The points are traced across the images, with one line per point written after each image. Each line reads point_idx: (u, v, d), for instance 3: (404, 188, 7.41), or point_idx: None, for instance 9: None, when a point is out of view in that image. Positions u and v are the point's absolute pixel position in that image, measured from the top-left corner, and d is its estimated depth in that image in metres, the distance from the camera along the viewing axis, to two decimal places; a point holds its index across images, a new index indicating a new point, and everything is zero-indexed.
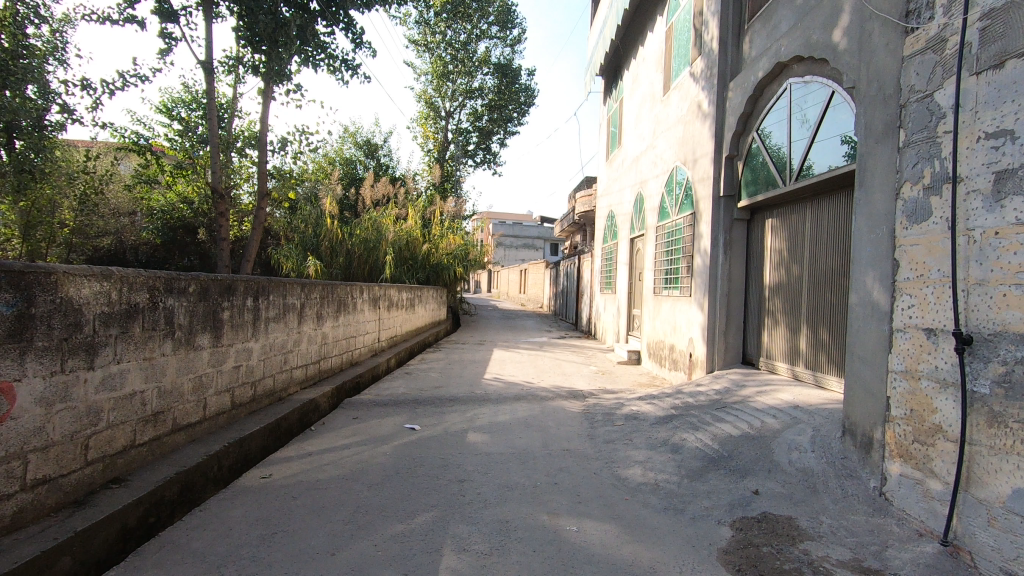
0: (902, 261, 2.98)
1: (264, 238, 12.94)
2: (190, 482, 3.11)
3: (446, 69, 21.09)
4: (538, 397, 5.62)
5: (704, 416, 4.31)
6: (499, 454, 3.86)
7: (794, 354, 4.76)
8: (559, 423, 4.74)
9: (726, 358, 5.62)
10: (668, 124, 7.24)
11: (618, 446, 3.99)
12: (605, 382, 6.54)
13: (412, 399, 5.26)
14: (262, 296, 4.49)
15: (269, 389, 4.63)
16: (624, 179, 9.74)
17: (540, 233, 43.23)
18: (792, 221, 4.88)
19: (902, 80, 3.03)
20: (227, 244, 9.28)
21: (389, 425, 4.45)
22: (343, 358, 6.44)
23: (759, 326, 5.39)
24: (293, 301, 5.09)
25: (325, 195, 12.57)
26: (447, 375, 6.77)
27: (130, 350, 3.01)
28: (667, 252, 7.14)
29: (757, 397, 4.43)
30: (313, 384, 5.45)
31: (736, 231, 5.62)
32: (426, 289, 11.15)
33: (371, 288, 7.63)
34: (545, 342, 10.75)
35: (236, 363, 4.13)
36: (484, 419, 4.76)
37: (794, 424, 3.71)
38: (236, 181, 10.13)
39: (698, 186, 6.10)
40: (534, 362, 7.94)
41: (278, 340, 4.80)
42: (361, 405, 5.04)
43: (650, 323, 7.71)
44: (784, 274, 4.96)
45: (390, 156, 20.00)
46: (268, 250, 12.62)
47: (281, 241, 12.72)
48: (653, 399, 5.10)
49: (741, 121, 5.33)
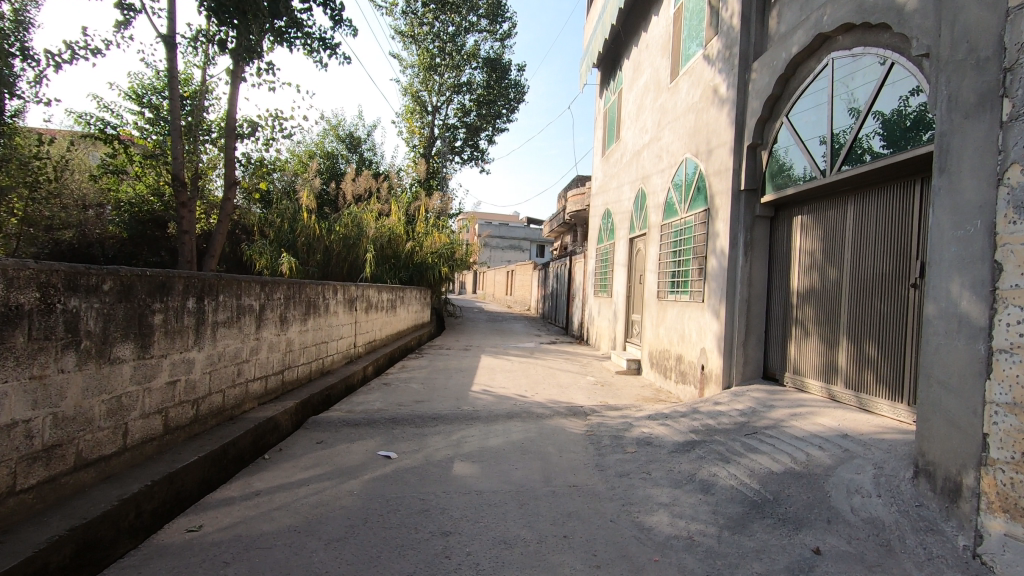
0: (1008, 264, 2.36)
1: (237, 233, 12.09)
2: (91, 539, 2.37)
3: (433, 62, 20.37)
4: (534, 415, 4.95)
5: (733, 444, 3.66)
6: (492, 491, 3.16)
7: (830, 371, 4.15)
8: (560, 448, 4.06)
9: (746, 373, 5.00)
10: (677, 114, 6.63)
11: (635, 482, 3.32)
12: (606, 396, 5.88)
13: (388, 417, 4.55)
14: (209, 296, 3.75)
15: (217, 407, 3.89)
16: (623, 175, 9.11)
17: (527, 235, 42.58)
18: (829, 218, 4.26)
19: (1007, 38, 2.41)
20: (190, 238, 8.46)
21: (359, 452, 3.73)
22: (312, 366, 5.70)
23: (784, 337, 4.78)
24: (250, 302, 4.35)
25: (302, 188, 11.75)
26: (430, 386, 6.06)
27: (8, 368, 2.28)
28: (673, 253, 6.52)
29: (792, 422, 3.80)
30: (274, 399, 4.71)
31: (758, 230, 5.00)
32: (409, 291, 10.38)
33: (348, 288, 6.89)
34: (536, 348, 10.09)
35: (173, 377, 3.39)
36: (472, 443, 4.07)
37: (848, 459, 3.08)
38: (204, 169, 9.31)
39: (713, 180, 5.49)
40: (525, 372, 7.26)
41: (230, 349, 4.06)
42: (328, 424, 4.31)
43: (652, 331, 7.08)
44: (819, 278, 4.34)
45: (374, 151, 19.21)
46: (240, 246, 11.78)
47: (254, 237, 11.88)
48: (667, 420, 4.46)
49: (768, 105, 4.72)
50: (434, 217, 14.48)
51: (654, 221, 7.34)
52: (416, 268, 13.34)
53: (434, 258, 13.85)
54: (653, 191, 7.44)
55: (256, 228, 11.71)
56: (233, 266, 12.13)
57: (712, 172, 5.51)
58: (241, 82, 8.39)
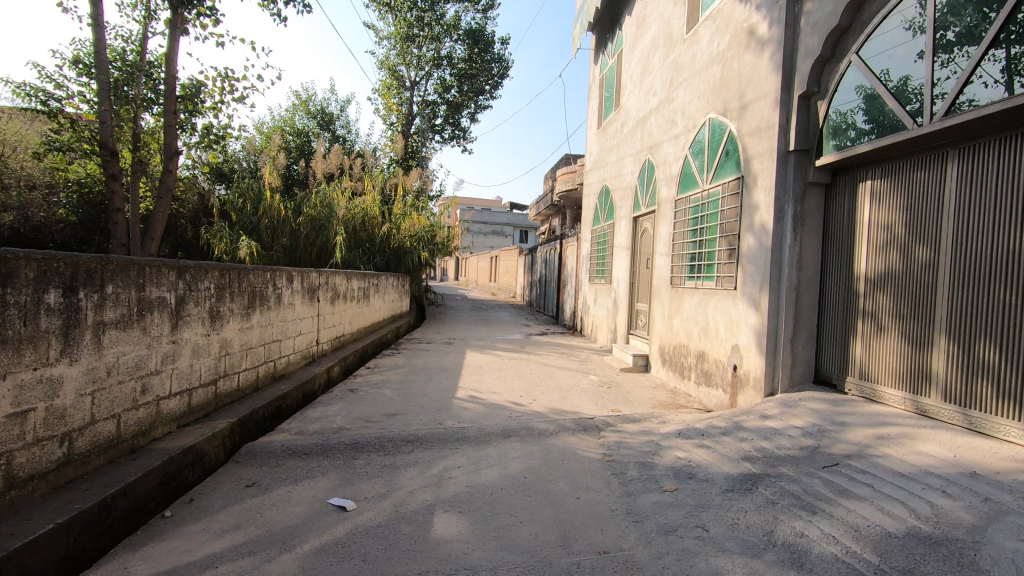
0: None
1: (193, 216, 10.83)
2: None
3: (411, 33, 19.05)
4: (536, 432, 3.98)
5: (810, 483, 2.72)
6: (491, 568, 2.18)
7: (915, 378, 3.27)
8: (576, 483, 3.10)
9: (794, 378, 4.09)
10: (696, 68, 5.64)
11: (689, 545, 2.37)
12: (618, 403, 4.94)
13: (350, 440, 3.53)
14: (89, 286, 2.69)
15: (108, 438, 2.84)
16: (624, 146, 8.12)
17: (509, 220, 41.48)
18: (915, 182, 3.35)
19: None
20: (123, 217, 7.23)
21: (304, 501, 2.71)
22: (259, 372, 4.64)
23: (843, 332, 3.87)
24: (161, 294, 3.27)
25: (265, 164, 10.50)
26: (406, 392, 5.05)
27: None
28: (692, 232, 5.57)
29: (881, 450, 2.87)
30: (202, 419, 3.65)
31: (810, 201, 4.06)
32: (383, 277, 9.27)
33: (307, 274, 5.79)
34: (526, 341, 9.12)
35: (21, 407, 2.32)
36: (459, 479, 3.08)
37: (998, 516, 2.16)
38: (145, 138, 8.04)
39: (749, 142, 4.54)
40: (518, 371, 6.29)
41: (128, 358, 3.00)
42: (270, 454, 3.28)
43: (664, 325, 6.15)
44: (900, 259, 3.43)
45: (348, 128, 17.90)
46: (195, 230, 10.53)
47: (212, 218, 10.64)
48: (707, 442, 3.52)
49: (830, 41, 3.76)
50: (413, 198, 13.25)
51: (665, 196, 6.38)
52: (392, 253, 11.98)
53: (412, 242, 12.42)
54: (663, 162, 6.46)
55: (214, 210, 10.45)
56: (190, 252, 10.89)
57: (748, 132, 4.56)
58: (182, 34, 7.16)
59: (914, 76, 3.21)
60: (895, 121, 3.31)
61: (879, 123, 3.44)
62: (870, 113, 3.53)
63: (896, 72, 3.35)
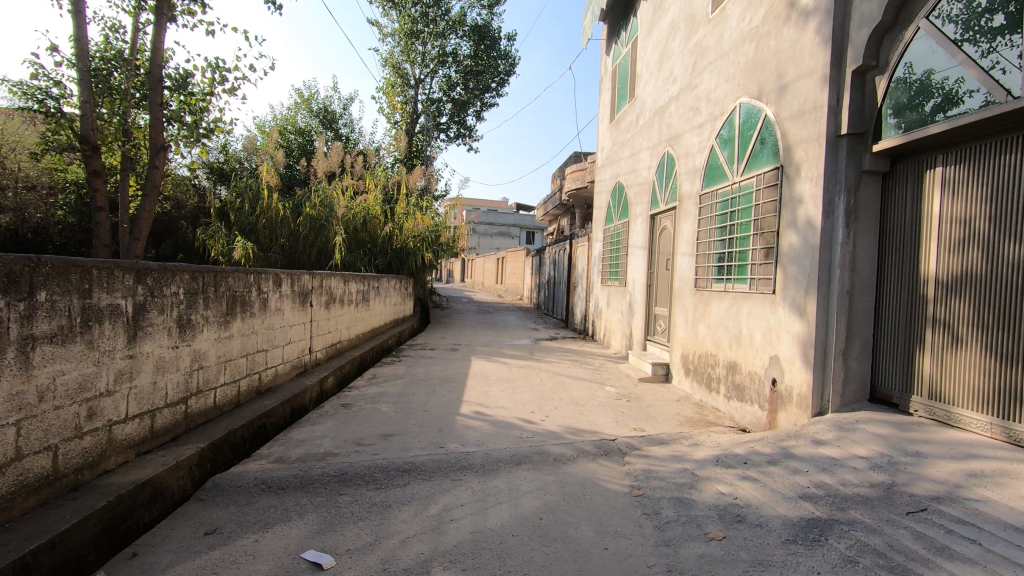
0: None
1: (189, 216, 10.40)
2: None
3: (415, 29, 18.62)
4: (551, 457, 3.48)
5: (896, 535, 2.20)
6: None
7: (1004, 400, 2.75)
8: (602, 526, 2.59)
9: (846, 395, 3.57)
10: (724, 49, 5.13)
11: None
12: (641, 420, 4.42)
13: (336, 469, 3.04)
14: (9, 292, 2.20)
15: (40, 476, 2.36)
16: (640, 139, 7.62)
17: (516, 221, 40.99)
18: (1001, 167, 2.81)
19: None
20: (107, 217, 6.79)
21: (272, 556, 2.22)
22: (241, 386, 4.16)
23: (906, 343, 3.34)
24: (115, 300, 2.81)
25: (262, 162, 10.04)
26: (404, 407, 4.56)
27: None
28: (720, 230, 5.06)
29: (978, 492, 2.35)
30: (167, 444, 3.17)
31: (865, 192, 3.53)
32: (383, 279, 8.78)
33: (298, 275, 5.31)
34: (535, 348, 8.62)
35: None
36: (463, 522, 2.58)
37: None
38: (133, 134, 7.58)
39: (789, 127, 4.03)
40: (527, 382, 5.78)
41: (67, 378, 2.51)
42: (240, 489, 2.80)
43: (688, 331, 5.64)
44: (982, 258, 2.90)
45: (351, 127, 17.47)
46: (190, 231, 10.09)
47: (207, 219, 10.20)
48: (754, 475, 3.00)
49: (891, 7, 3.25)
50: (417, 197, 12.76)
51: (687, 191, 5.86)
52: (395, 254, 11.44)
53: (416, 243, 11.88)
54: (685, 154, 5.94)
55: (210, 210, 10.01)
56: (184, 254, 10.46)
57: (788, 116, 4.05)
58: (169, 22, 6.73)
59: (939, 69, 3.03)
60: (923, 116, 3.10)
61: (905, 118, 3.24)
62: (894, 107, 3.32)
63: (920, 66, 3.16)
